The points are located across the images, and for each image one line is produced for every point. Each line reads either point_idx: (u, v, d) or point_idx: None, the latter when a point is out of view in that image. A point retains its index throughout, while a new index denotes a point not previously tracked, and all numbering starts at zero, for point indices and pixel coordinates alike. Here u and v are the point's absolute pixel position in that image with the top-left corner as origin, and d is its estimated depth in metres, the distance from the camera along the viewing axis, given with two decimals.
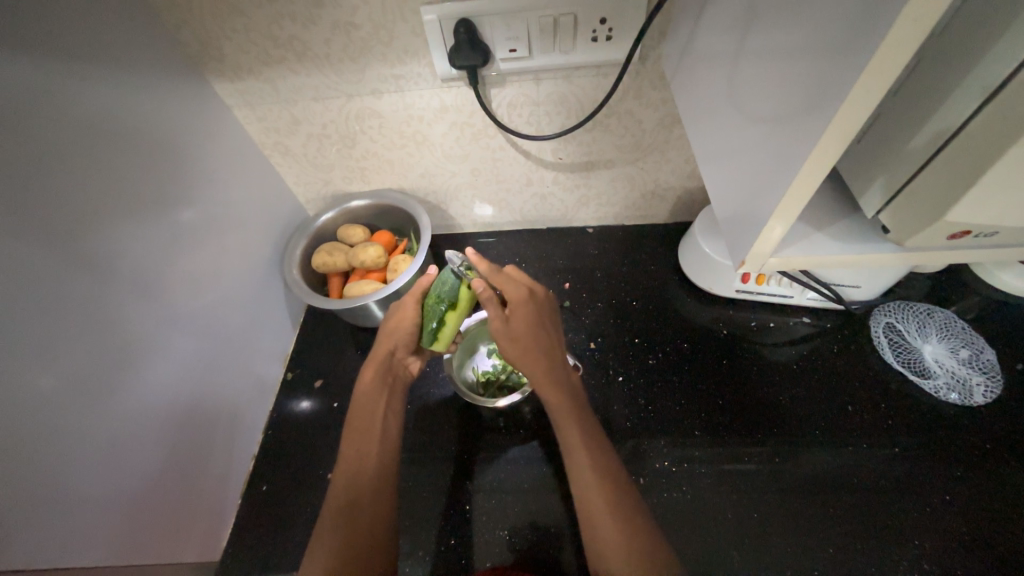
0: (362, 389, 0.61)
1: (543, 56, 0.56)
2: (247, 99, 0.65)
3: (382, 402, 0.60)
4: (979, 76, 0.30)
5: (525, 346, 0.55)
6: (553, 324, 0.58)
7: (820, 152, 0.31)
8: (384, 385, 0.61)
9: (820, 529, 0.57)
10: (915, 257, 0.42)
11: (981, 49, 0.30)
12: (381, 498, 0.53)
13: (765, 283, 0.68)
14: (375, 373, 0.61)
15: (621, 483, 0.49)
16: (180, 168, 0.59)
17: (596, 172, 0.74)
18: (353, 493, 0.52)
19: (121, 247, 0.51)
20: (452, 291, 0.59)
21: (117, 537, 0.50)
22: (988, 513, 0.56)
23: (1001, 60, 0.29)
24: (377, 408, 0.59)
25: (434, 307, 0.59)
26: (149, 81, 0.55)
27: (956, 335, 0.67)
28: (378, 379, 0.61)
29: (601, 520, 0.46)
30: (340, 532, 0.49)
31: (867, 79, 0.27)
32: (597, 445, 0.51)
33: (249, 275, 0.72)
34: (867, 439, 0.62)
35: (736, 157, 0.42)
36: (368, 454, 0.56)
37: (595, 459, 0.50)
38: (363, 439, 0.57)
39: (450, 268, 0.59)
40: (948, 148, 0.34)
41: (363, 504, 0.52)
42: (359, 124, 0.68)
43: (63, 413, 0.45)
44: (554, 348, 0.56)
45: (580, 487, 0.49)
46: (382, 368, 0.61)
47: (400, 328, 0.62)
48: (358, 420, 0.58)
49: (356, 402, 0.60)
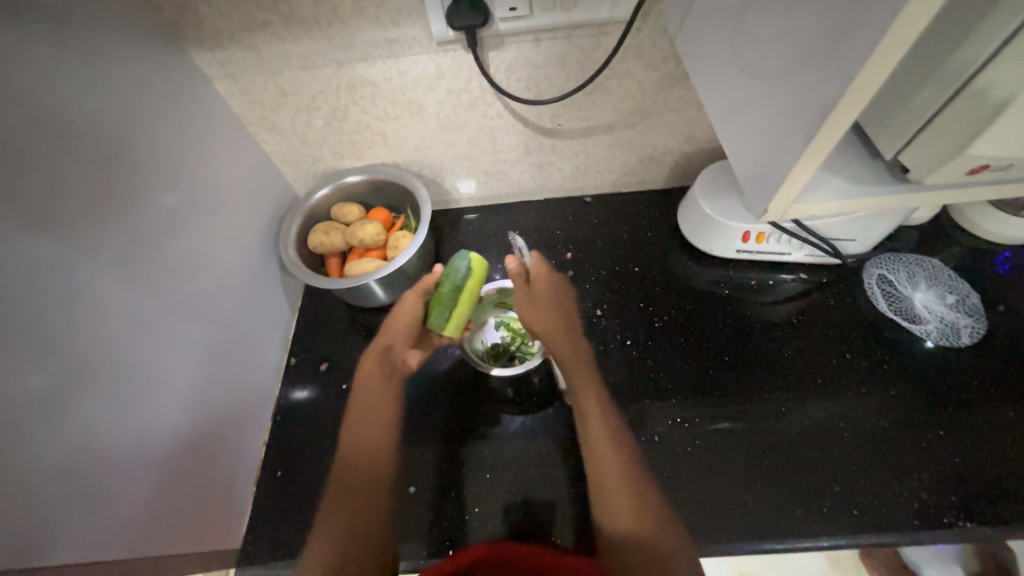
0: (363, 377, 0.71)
1: (543, 14, 0.55)
2: (229, 71, 0.61)
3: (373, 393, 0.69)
4: (998, 17, 0.31)
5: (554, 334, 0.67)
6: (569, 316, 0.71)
7: (856, 84, 0.30)
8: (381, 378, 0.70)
9: (825, 471, 0.60)
10: (926, 198, 0.43)
11: None
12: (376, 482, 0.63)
13: (764, 242, 0.69)
14: (375, 366, 0.71)
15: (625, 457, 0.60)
16: (162, 147, 0.56)
17: (595, 138, 0.73)
18: (355, 481, 0.62)
19: (104, 233, 0.48)
20: (467, 273, 0.67)
21: (132, 532, 0.49)
22: (978, 443, 0.60)
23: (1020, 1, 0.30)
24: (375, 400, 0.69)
25: (450, 285, 0.66)
26: (121, 51, 0.51)
27: (943, 282, 0.70)
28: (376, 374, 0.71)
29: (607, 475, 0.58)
30: (341, 521, 0.59)
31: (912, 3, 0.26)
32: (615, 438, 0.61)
33: (243, 260, 0.69)
34: (865, 385, 0.65)
35: (752, 107, 0.42)
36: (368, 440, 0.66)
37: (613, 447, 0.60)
38: (365, 432, 0.66)
39: (451, 274, 0.66)
40: (966, 91, 0.35)
41: (362, 495, 0.61)
42: (351, 94, 0.65)
43: (62, 409, 0.43)
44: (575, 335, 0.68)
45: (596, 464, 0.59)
46: (379, 361, 0.71)
47: (399, 325, 0.69)
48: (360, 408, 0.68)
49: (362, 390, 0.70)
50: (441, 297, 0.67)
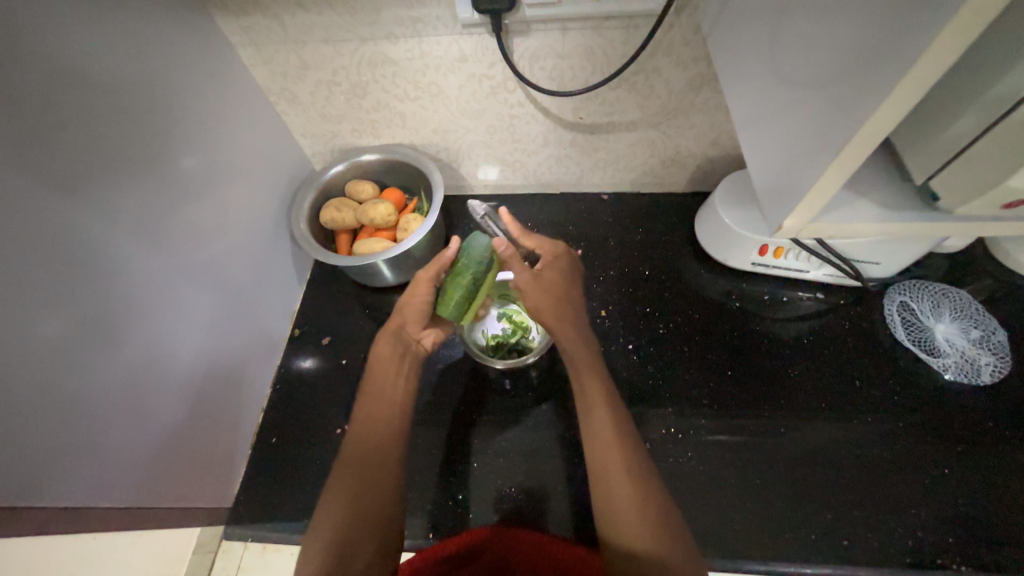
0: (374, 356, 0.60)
1: (571, 3, 0.53)
2: (253, 39, 0.61)
3: (385, 372, 0.59)
4: None
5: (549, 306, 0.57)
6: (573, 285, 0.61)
7: (893, 100, 0.28)
8: (395, 357, 0.60)
9: (819, 498, 0.58)
10: (954, 229, 0.41)
11: None
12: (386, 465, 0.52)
13: (782, 257, 0.67)
14: (388, 343, 0.60)
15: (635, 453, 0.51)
16: (183, 111, 0.56)
17: (616, 134, 0.71)
18: (366, 460, 0.52)
19: (122, 192, 0.49)
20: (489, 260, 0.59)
21: (128, 485, 0.51)
22: (986, 486, 0.57)
23: None
24: (388, 376, 0.58)
25: (473, 271, 0.58)
26: (147, 13, 0.51)
27: (969, 316, 0.67)
28: (391, 350, 0.60)
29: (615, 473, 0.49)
30: (345, 500, 0.49)
31: (963, 16, 0.24)
32: (617, 434, 0.52)
33: (255, 229, 0.70)
34: (871, 414, 0.63)
35: (779, 117, 0.40)
36: (376, 419, 0.55)
37: (614, 450, 0.51)
38: (375, 409, 0.56)
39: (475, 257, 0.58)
40: (1003, 123, 0.33)
41: (370, 476, 0.51)
42: (372, 72, 0.64)
43: (71, 362, 0.44)
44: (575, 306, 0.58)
45: (595, 469, 0.51)
46: (393, 338, 0.60)
47: (411, 306, 0.60)
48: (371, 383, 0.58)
49: (373, 374, 0.59)
50: (460, 282, 0.58)
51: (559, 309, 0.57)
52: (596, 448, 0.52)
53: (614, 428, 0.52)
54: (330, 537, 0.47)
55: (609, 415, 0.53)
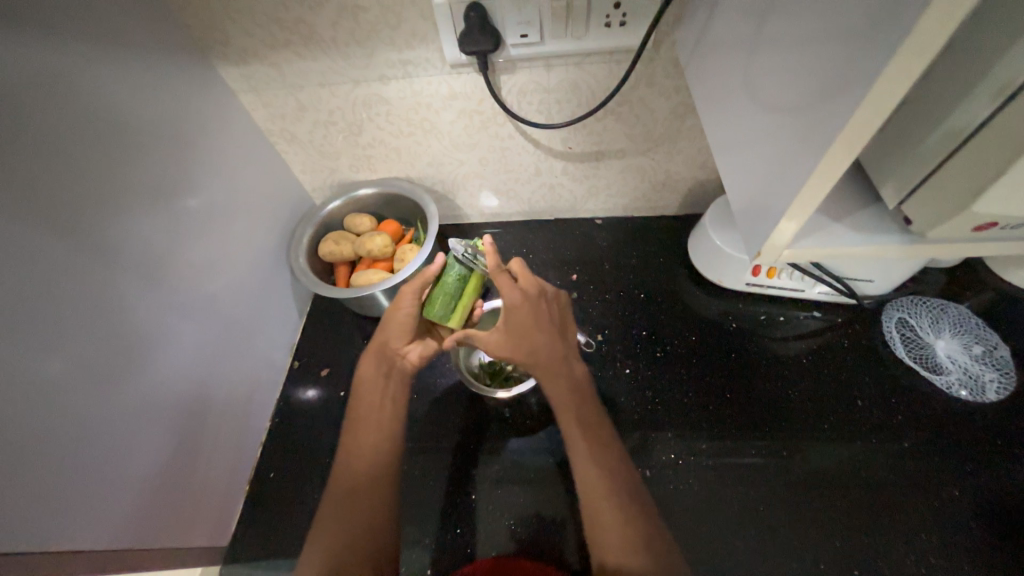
0: (359, 378, 0.60)
1: (553, 41, 0.55)
2: (253, 85, 0.64)
3: (372, 392, 0.59)
4: (997, 77, 0.31)
5: (528, 345, 0.53)
6: (557, 320, 0.56)
7: (850, 128, 0.29)
8: (380, 376, 0.60)
9: (826, 524, 0.57)
10: (936, 251, 0.42)
11: (1006, 41, 0.29)
12: (377, 488, 0.52)
13: (776, 276, 0.67)
14: (371, 365, 0.61)
15: (622, 486, 0.49)
16: (184, 155, 0.58)
17: (605, 162, 0.73)
18: (355, 485, 0.52)
19: (122, 234, 0.50)
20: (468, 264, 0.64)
21: (126, 523, 0.50)
22: (999, 509, 0.56)
23: (1020, 62, 0.29)
24: (374, 396, 0.59)
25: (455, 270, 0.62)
26: (152, 66, 0.54)
27: (970, 331, 0.66)
28: (375, 370, 0.61)
29: (602, 507, 0.47)
30: (334, 528, 0.49)
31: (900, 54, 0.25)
32: (603, 469, 0.49)
33: (254, 262, 0.72)
34: (876, 435, 0.61)
35: (753, 145, 0.41)
36: (365, 442, 0.55)
37: (599, 472, 0.49)
38: (362, 432, 0.56)
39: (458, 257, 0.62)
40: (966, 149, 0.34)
41: (360, 500, 0.51)
42: (367, 111, 0.67)
43: (67, 402, 0.44)
44: (560, 341, 0.55)
45: (582, 492, 0.49)
46: (377, 357, 0.61)
47: (393, 323, 0.61)
48: (358, 405, 0.59)
49: (357, 399, 0.59)
50: (444, 280, 0.62)
51: (538, 345, 0.53)
52: (583, 484, 0.49)
53: (600, 448, 0.51)
54: (323, 564, 0.47)
55: (596, 443, 0.51)
